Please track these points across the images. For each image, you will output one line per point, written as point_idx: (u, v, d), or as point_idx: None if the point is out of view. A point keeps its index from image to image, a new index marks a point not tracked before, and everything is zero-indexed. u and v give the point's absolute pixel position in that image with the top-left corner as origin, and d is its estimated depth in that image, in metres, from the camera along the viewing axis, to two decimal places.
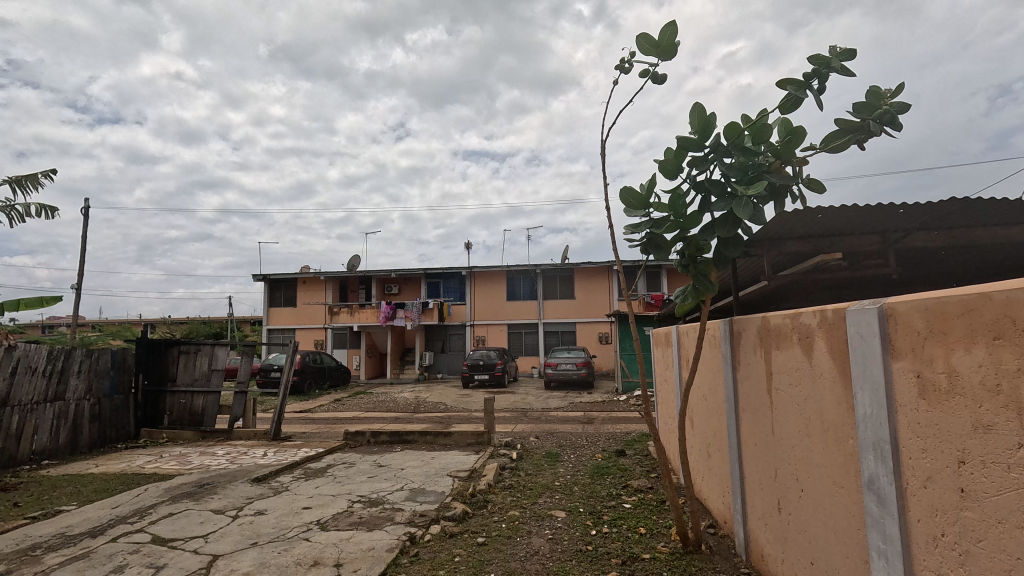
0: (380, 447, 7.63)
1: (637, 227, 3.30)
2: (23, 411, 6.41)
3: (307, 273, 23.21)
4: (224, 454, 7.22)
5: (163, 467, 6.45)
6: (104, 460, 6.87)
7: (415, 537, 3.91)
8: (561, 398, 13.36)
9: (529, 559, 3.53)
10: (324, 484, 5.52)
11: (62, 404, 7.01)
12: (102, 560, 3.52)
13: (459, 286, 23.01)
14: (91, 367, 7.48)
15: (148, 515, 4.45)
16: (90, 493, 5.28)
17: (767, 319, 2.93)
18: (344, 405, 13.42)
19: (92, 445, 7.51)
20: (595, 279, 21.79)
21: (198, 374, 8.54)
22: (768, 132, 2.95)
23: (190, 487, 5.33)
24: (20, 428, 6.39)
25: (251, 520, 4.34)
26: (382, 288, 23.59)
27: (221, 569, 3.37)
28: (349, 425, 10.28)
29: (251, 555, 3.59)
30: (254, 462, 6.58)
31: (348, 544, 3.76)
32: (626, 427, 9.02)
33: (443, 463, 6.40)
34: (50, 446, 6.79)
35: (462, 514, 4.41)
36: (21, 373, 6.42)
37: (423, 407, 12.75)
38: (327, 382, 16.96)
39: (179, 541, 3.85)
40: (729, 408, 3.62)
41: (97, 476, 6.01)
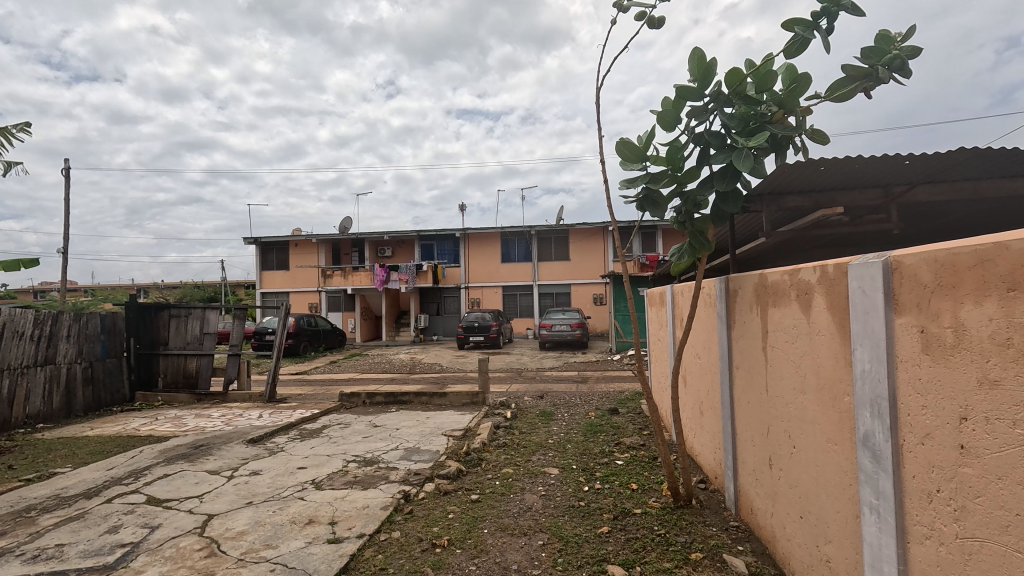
0: (376, 408, 7.68)
1: (634, 182, 3.17)
2: (13, 375, 6.36)
3: (298, 237, 22.93)
4: (220, 416, 7.24)
5: (159, 429, 6.47)
6: (99, 424, 6.89)
7: (409, 495, 3.95)
8: (555, 358, 13.48)
9: (522, 515, 3.57)
10: (320, 444, 5.56)
11: (54, 368, 6.96)
12: (97, 521, 3.53)
13: (453, 248, 22.82)
14: (81, 331, 7.40)
15: (143, 476, 4.47)
16: (85, 456, 5.29)
17: (764, 276, 2.85)
18: (341, 367, 13.49)
19: (88, 408, 7.53)
20: (590, 240, 21.65)
21: (190, 337, 8.50)
22: (772, 79, 2.78)
23: (185, 448, 5.35)
24: (12, 392, 6.36)
25: (246, 480, 4.36)
26: (375, 250, 23.33)
27: (216, 529, 3.38)
28: (345, 387, 10.35)
29: (246, 514, 3.61)
30: (250, 424, 6.61)
31: (343, 503, 3.79)
32: (619, 386, 9.13)
33: (438, 423, 6.44)
34: (43, 410, 6.79)
35: (457, 472, 4.44)
36: (8, 338, 6.33)
37: (420, 369, 12.88)
38: (323, 344, 16.96)
39: (173, 502, 3.86)
40: (723, 367, 3.58)
41: (93, 438, 6.03)
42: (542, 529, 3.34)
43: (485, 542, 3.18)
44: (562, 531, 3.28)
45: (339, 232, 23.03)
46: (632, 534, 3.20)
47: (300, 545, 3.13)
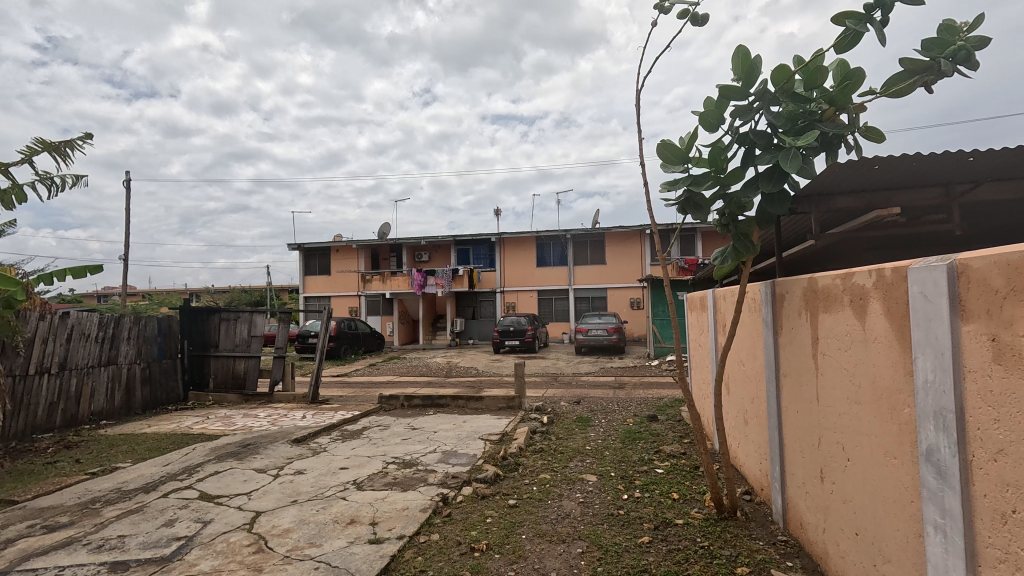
0: (414, 411, 7.79)
1: (675, 184, 3.11)
2: (80, 374, 6.79)
3: (339, 242, 23.60)
4: (266, 416, 7.51)
5: (210, 428, 6.77)
6: (156, 421, 7.27)
7: (447, 498, 3.99)
8: (591, 363, 13.35)
9: (560, 522, 3.54)
10: (361, 445, 5.69)
11: (115, 368, 7.39)
12: (155, 514, 3.73)
13: (489, 252, 22.96)
14: (139, 334, 7.84)
15: (195, 473, 4.68)
16: (143, 452, 5.59)
17: (814, 280, 2.74)
18: (379, 370, 13.76)
19: (145, 407, 7.95)
20: (627, 243, 21.34)
21: (239, 340, 8.86)
22: (823, 76, 2.67)
23: (234, 447, 5.57)
24: (79, 390, 6.79)
25: (291, 479, 4.50)
26: (413, 255, 23.76)
27: (264, 525, 3.51)
28: (384, 389, 10.56)
29: (292, 512, 3.73)
30: (294, 424, 6.82)
31: (384, 504, 3.85)
32: (658, 392, 8.95)
33: (474, 426, 6.48)
34: (106, 407, 7.22)
35: (494, 476, 4.45)
36: (76, 339, 6.76)
37: (456, 372, 12.99)
38: (362, 348, 17.37)
39: (224, 498, 4.03)
40: (769, 374, 3.45)
41: (151, 435, 6.36)
42: (581, 536, 3.30)
43: (523, 548, 3.16)
44: (601, 540, 3.23)
45: (378, 237, 23.57)
46: (674, 545, 3.12)
47: (342, 544, 3.20)
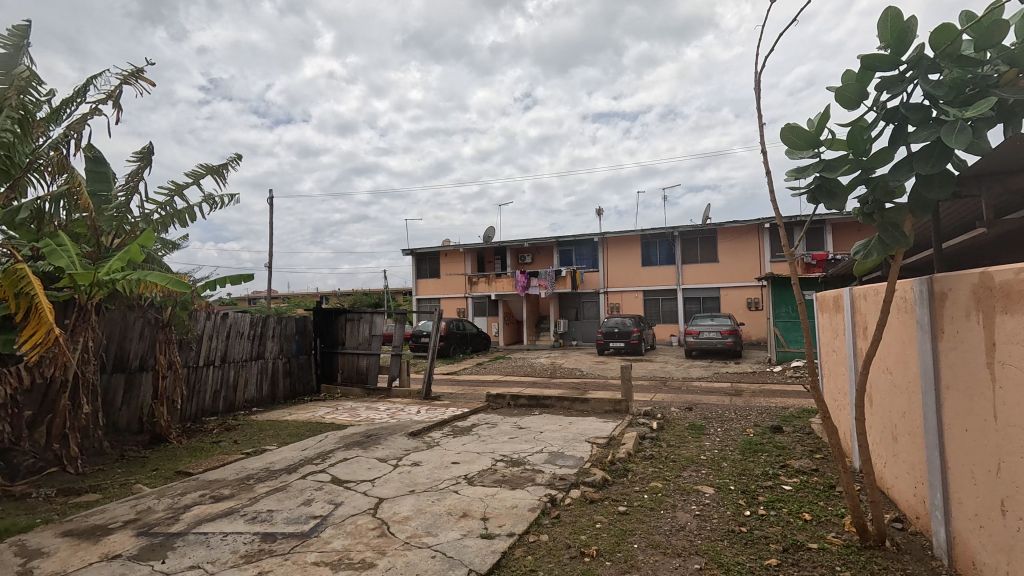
0: (520, 410, 7.92)
1: (804, 171, 2.81)
2: (237, 366, 7.86)
3: (448, 247, 24.79)
4: (386, 410, 8.10)
5: (339, 418, 7.47)
6: (296, 410, 8.19)
7: (555, 499, 3.98)
8: (704, 368, 12.59)
9: (674, 534, 3.36)
10: (471, 441, 5.90)
11: (263, 362, 8.44)
12: (296, 493, 4.18)
13: (592, 253, 22.68)
14: (281, 332, 8.87)
15: (327, 458, 5.18)
16: (286, 437, 6.31)
17: (988, 275, 2.31)
18: (486, 369, 14.19)
19: (286, 397, 8.98)
20: (742, 239, 19.84)
21: (362, 338, 9.66)
22: (1000, 32, 2.25)
23: (359, 436, 6.09)
24: (236, 380, 7.87)
25: (408, 469, 4.80)
26: (517, 257, 24.23)
27: (386, 511, 3.77)
28: (491, 388, 10.88)
29: (410, 501, 3.97)
30: (410, 418, 7.27)
31: (494, 501, 3.95)
32: (781, 401, 8.17)
33: (581, 429, 6.41)
34: (257, 396, 8.28)
35: (603, 481, 4.35)
36: (234, 336, 7.84)
37: (561, 373, 12.99)
38: (470, 347, 18.06)
39: (352, 483, 4.41)
40: (926, 385, 2.97)
41: (291, 422, 7.16)
42: (698, 551, 3.11)
43: (635, 558, 3.05)
44: (721, 557, 3.01)
45: (484, 241, 24.38)
46: (807, 571, 2.81)
47: (456, 536, 3.34)
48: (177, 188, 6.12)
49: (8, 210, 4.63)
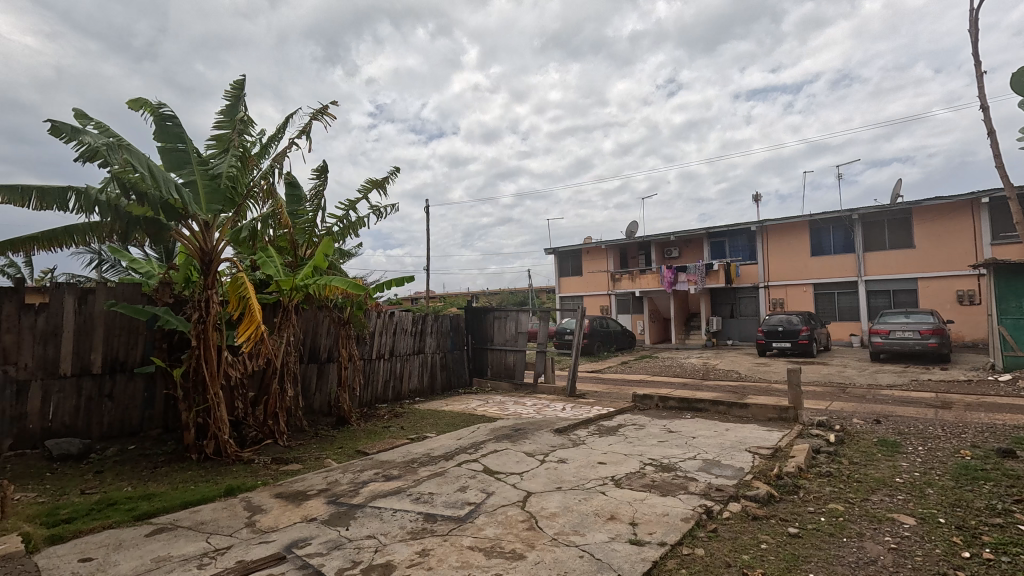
0: (669, 413, 7.51)
1: None
2: (402, 359, 8.77)
3: (590, 244, 24.63)
4: (532, 405, 8.33)
5: (490, 411, 7.88)
6: (452, 401, 8.85)
7: (711, 511, 3.68)
8: (897, 374, 10.61)
9: (862, 569, 2.87)
10: (617, 442, 5.77)
11: (424, 356, 9.28)
12: (453, 479, 4.50)
13: (748, 244, 20.65)
14: (438, 329, 9.65)
15: (480, 449, 5.50)
16: (444, 426, 6.85)
17: None
18: (631, 368, 13.78)
19: (443, 388, 9.76)
20: (948, 219, 16.40)
21: (509, 335, 10.08)
22: None
23: (508, 430, 6.34)
24: (402, 372, 8.78)
25: (555, 466, 4.86)
26: (662, 252, 23.13)
27: (534, 505, 3.86)
28: (638, 388, 10.52)
29: (557, 498, 4.01)
30: (556, 415, 7.37)
31: (643, 506, 3.79)
32: (1014, 418, 6.51)
33: (739, 436, 5.86)
34: (419, 386, 9.15)
35: (768, 497, 3.91)
36: (399, 332, 8.75)
37: (715, 375, 12.05)
38: (614, 346, 17.72)
39: (502, 474, 4.61)
40: None
41: (448, 413, 7.75)
42: None
43: None
44: None
45: (627, 236, 23.72)
46: None
47: (604, 538, 3.27)
48: (352, 203, 7.02)
49: (236, 228, 5.71)
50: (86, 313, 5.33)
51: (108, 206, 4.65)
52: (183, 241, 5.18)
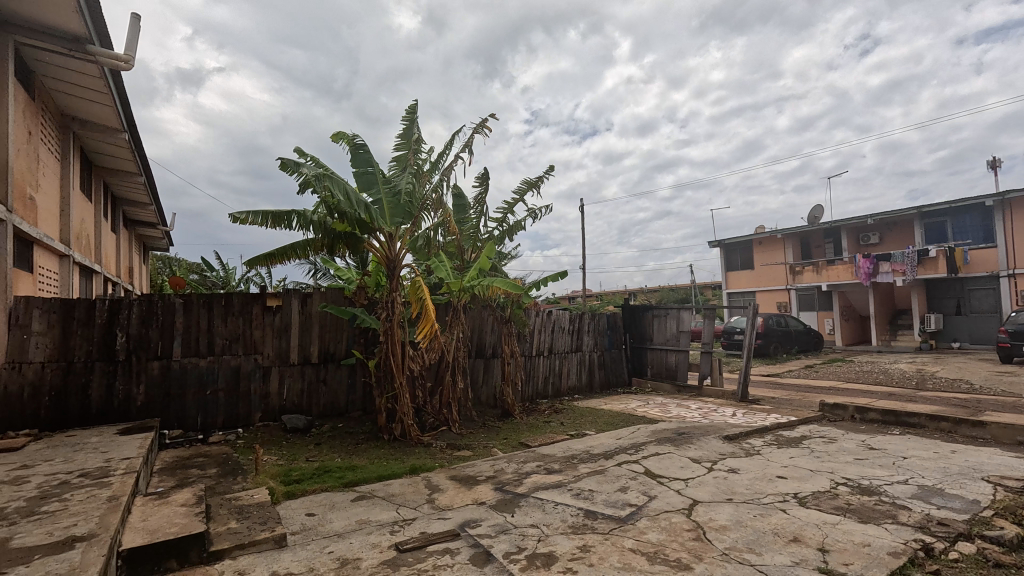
0: (869, 426, 6.40)
1: None
2: (560, 357, 8.95)
3: (762, 234, 21.97)
4: (698, 409, 7.82)
5: (651, 412, 7.61)
6: (610, 400, 8.76)
7: (931, 549, 3.04)
8: None
9: None
10: (801, 455, 5.11)
11: (581, 354, 9.34)
12: (613, 479, 4.46)
13: (981, 223, 16.79)
14: (595, 327, 9.62)
15: (641, 450, 5.35)
16: (603, 424, 6.83)
17: None
18: (818, 373, 12.05)
19: (602, 387, 9.72)
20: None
21: (670, 334, 9.63)
22: None
23: (671, 433, 6.05)
24: (560, 369, 8.96)
25: (725, 476, 4.49)
26: (856, 238, 19.78)
27: (701, 515, 3.62)
28: (826, 396, 9.17)
29: (728, 510, 3.70)
30: (725, 421, 6.81)
31: (835, 531, 3.30)
32: None
33: (972, 462, 4.72)
34: (577, 384, 9.24)
35: (1018, 541, 3.09)
36: (557, 330, 8.94)
37: (934, 384, 9.90)
38: (795, 347, 15.69)
39: (665, 479, 4.42)
40: None
41: (607, 412, 7.68)
42: None
43: None
44: None
45: (809, 223, 20.82)
46: None
47: (786, 562, 2.93)
48: (509, 206, 7.38)
49: (416, 237, 6.36)
50: (306, 313, 6.53)
51: (320, 224, 5.84)
52: (373, 250, 6.03)
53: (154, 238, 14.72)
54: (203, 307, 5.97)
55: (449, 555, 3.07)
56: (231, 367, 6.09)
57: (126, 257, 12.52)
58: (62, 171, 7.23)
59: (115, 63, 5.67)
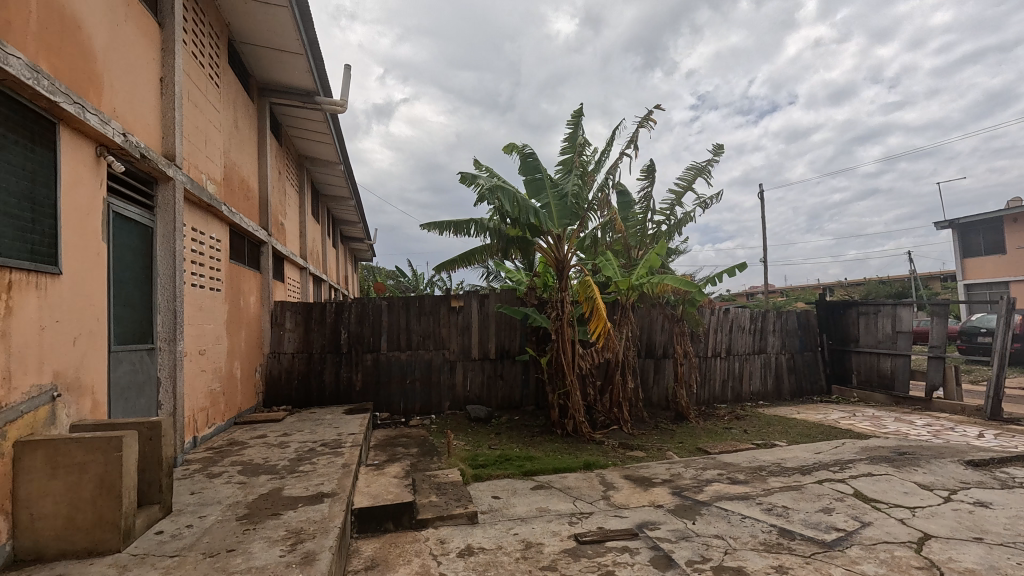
0: None
1: None
2: (741, 359, 8.21)
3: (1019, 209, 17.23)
4: (926, 425, 6.47)
5: (859, 426, 6.53)
6: (805, 409, 7.75)
7: None
8: None
9: None
10: None
11: (766, 356, 8.43)
12: (812, 497, 3.95)
13: None
14: (783, 327, 8.60)
15: (847, 469, 4.63)
16: (796, 435, 6.09)
17: None
18: None
19: (793, 394, 8.66)
20: None
21: (883, 335, 8.15)
22: None
23: (888, 452, 5.12)
24: (741, 372, 8.22)
25: (970, 509, 3.65)
26: None
27: (936, 553, 3.00)
28: None
29: (976, 551, 3.01)
30: (966, 442, 5.52)
31: None
32: None
33: None
34: (762, 389, 8.38)
35: None
36: (736, 330, 8.21)
37: None
38: None
39: (883, 504, 3.77)
40: None
41: (801, 422, 6.81)
42: None
43: None
44: None
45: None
46: None
47: None
48: (677, 198, 7.04)
49: (583, 238, 6.48)
50: (484, 313, 7.11)
51: (494, 230, 6.39)
52: (542, 253, 6.30)
53: (363, 250, 17.46)
54: (402, 308, 6.91)
55: (628, 554, 3.07)
56: (424, 361, 6.94)
57: (342, 267, 15.09)
58: (301, 201, 9.04)
59: (334, 108, 6.91)
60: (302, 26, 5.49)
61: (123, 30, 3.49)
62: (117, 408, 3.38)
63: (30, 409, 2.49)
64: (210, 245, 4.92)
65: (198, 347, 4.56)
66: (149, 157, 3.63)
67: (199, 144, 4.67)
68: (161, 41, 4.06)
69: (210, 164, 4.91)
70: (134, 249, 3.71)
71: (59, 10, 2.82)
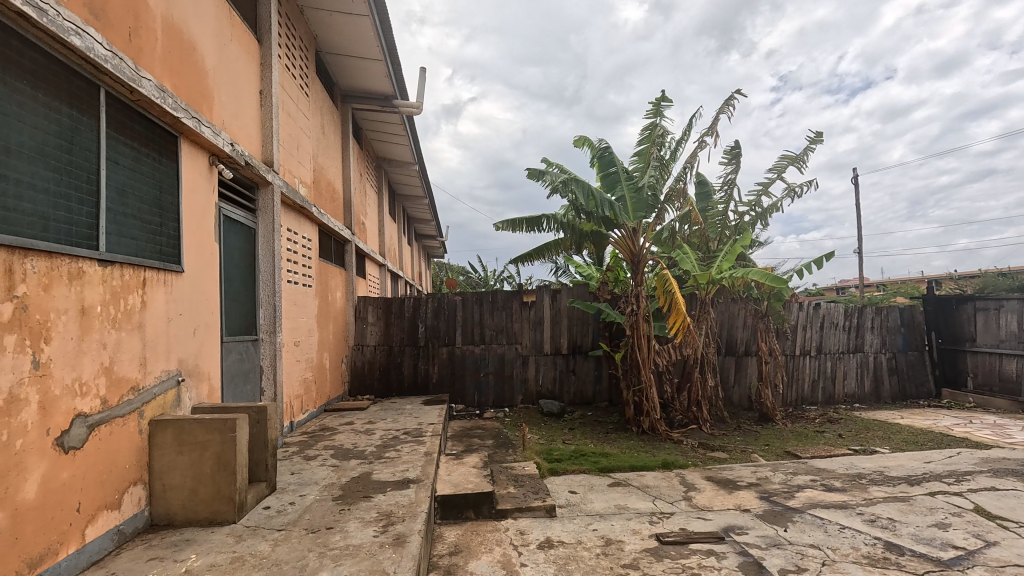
0: None
1: None
2: (833, 358, 7.61)
3: None
4: None
5: (977, 434, 5.85)
6: (910, 414, 7.06)
7: None
8: None
9: None
10: None
11: (863, 355, 7.76)
12: (923, 510, 3.60)
13: None
14: (883, 323, 7.86)
15: (965, 482, 4.16)
16: (900, 442, 5.56)
17: None
18: None
19: (895, 397, 7.92)
20: None
21: (1007, 334, 7.35)
22: None
23: (1015, 465, 4.55)
24: (834, 372, 7.63)
25: None
26: None
27: None
28: None
29: None
30: None
31: None
32: None
33: None
34: (858, 391, 7.73)
35: None
36: (828, 327, 7.61)
37: None
38: None
39: (1011, 523, 3.36)
40: None
41: (906, 428, 6.21)
42: None
43: None
44: None
45: None
46: None
47: None
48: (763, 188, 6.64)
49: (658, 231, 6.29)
50: (557, 308, 7.09)
51: (569, 225, 6.36)
52: (616, 246, 6.17)
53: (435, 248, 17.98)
54: (475, 303, 7.06)
55: (714, 557, 2.96)
56: (497, 355, 7.05)
57: (417, 264, 15.65)
58: (380, 201, 9.46)
59: (411, 111, 7.17)
60: (382, 33, 5.72)
61: (229, 49, 3.82)
62: (228, 393, 3.73)
63: (160, 392, 2.81)
64: (303, 244, 5.28)
65: (294, 338, 4.92)
66: (251, 164, 3.95)
67: (291, 150, 5.01)
68: (260, 57, 4.40)
69: (301, 168, 5.27)
70: (240, 249, 4.06)
71: (178, 35, 3.12)
